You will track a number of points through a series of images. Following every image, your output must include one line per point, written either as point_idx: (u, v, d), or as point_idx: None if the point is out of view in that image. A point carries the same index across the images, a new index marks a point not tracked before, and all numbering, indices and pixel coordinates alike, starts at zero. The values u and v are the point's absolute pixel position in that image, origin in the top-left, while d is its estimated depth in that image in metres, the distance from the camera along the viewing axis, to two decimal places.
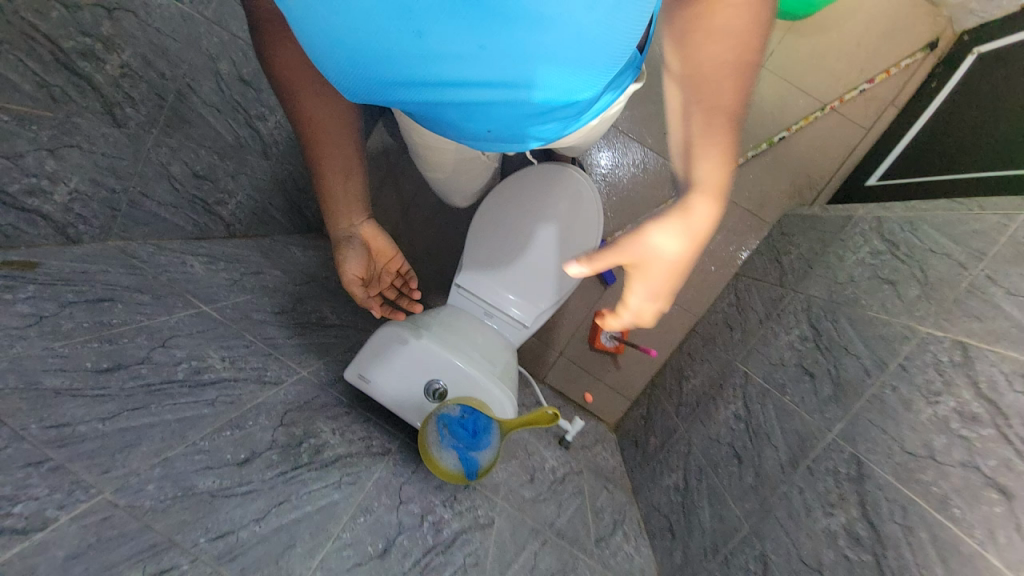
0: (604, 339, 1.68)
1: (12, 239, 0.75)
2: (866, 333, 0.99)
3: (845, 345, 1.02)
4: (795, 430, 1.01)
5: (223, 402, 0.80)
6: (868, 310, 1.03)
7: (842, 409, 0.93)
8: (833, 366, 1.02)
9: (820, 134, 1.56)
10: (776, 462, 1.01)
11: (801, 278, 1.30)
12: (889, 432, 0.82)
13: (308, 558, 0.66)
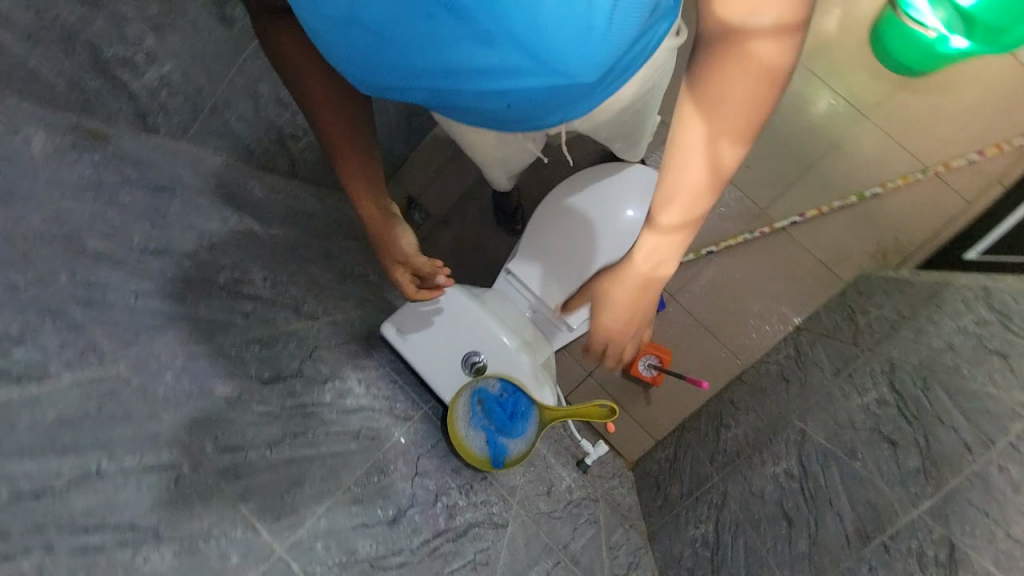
0: (642, 368, 1.55)
1: (93, 108, 0.72)
2: (967, 405, 0.83)
3: (938, 415, 0.87)
4: (868, 501, 0.89)
5: (256, 318, 0.74)
6: (970, 382, 0.85)
7: (933, 485, 0.80)
8: (921, 435, 0.87)
9: (917, 197, 1.46)
10: (839, 533, 0.90)
11: (882, 339, 1.18)
12: (991, 514, 0.69)
13: (314, 502, 0.56)
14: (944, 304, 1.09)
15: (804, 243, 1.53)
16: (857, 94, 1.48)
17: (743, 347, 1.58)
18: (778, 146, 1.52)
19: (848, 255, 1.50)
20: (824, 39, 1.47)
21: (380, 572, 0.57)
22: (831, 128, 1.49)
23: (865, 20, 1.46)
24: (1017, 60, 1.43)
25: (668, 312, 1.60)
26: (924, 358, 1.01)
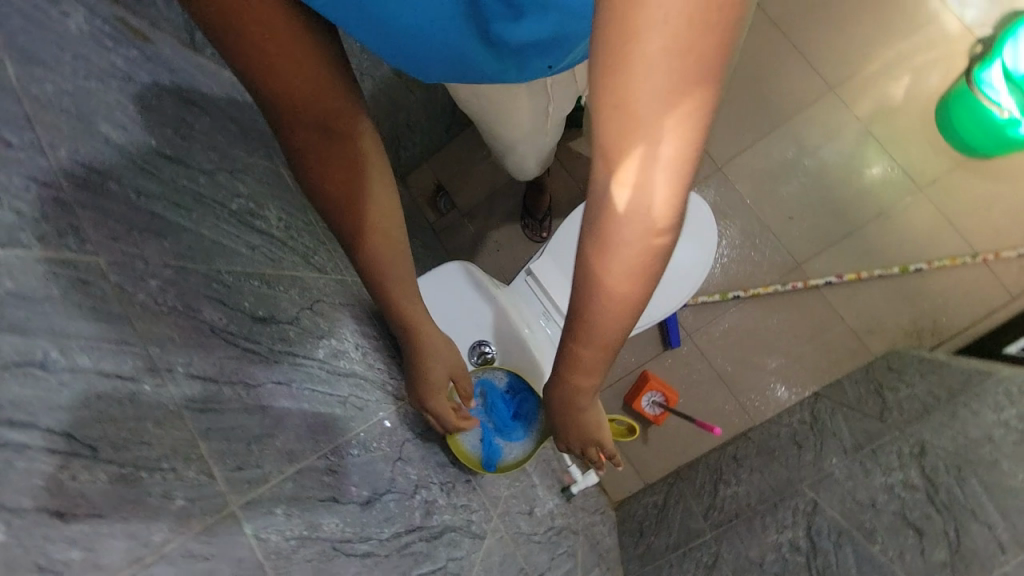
0: (645, 403, 1.47)
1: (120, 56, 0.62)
2: (1003, 498, 0.75)
3: (972, 508, 0.78)
4: None
5: (262, 254, 0.68)
6: (1006, 475, 0.77)
7: None
8: (951, 527, 0.78)
9: (961, 281, 1.40)
10: None
11: (911, 420, 1.07)
12: None
13: (284, 461, 0.48)
14: (982, 391, 1.00)
15: (836, 306, 1.46)
16: (913, 165, 1.43)
17: (754, 402, 1.49)
18: (824, 203, 1.47)
19: (880, 326, 1.44)
20: (887, 104, 1.44)
21: (342, 557, 0.48)
22: (881, 194, 1.44)
23: (931, 92, 1.43)
24: None
25: (681, 351, 1.53)
26: (958, 441, 0.91)
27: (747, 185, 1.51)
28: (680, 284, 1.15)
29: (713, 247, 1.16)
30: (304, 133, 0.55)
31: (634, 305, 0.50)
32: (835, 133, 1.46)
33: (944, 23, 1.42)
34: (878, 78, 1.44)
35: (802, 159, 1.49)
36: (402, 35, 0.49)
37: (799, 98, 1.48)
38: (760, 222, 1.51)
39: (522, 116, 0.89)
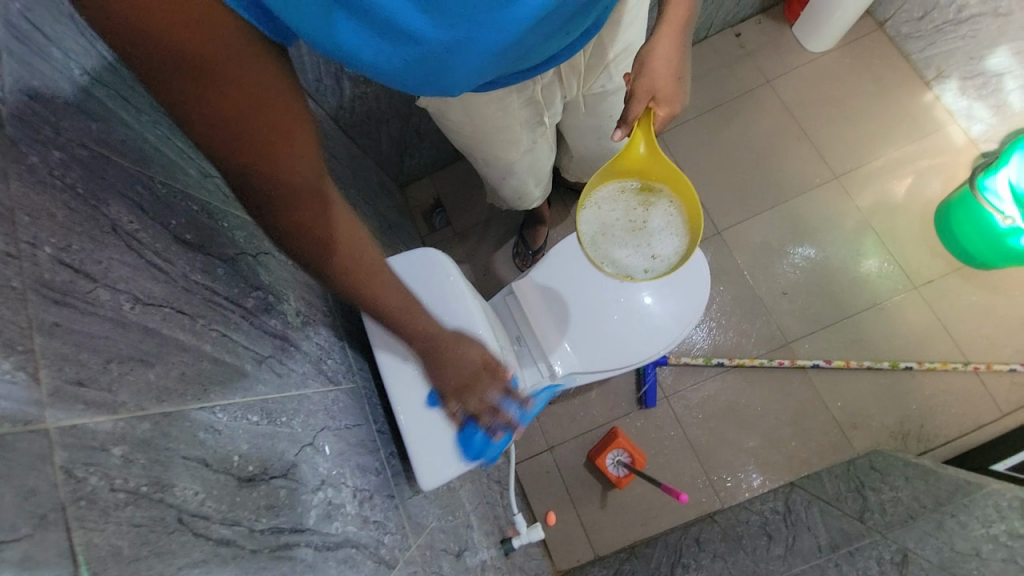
0: (609, 462, 1.35)
1: None
2: None
3: None
4: None
5: (214, 186, 0.60)
6: None
7: None
8: None
9: (951, 389, 1.36)
10: None
11: (894, 525, 0.96)
12: None
13: (148, 397, 0.38)
14: (972, 503, 0.91)
15: (822, 392, 1.39)
16: (910, 264, 1.43)
17: (725, 481, 1.38)
18: (819, 284, 1.45)
19: (866, 422, 1.37)
20: (888, 201, 1.46)
21: (187, 535, 0.36)
22: (877, 287, 1.42)
23: (932, 198, 1.45)
24: None
25: (656, 412, 1.43)
26: (942, 554, 0.81)
27: (745, 254, 1.48)
28: (656, 330, 1.09)
29: (700, 302, 1.10)
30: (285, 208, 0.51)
31: (680, 56, 0.76)
32: (835, 219, 1.47)
33: (949, 134, 1.47)
34: (882, 175, 1.48)
35: (801, 239, 1.47)
36: (437, 66, 0.51)
37: (804, 180, 1.50)
38: (753, 293, 1.46)
39: (511, 137, 0.86)
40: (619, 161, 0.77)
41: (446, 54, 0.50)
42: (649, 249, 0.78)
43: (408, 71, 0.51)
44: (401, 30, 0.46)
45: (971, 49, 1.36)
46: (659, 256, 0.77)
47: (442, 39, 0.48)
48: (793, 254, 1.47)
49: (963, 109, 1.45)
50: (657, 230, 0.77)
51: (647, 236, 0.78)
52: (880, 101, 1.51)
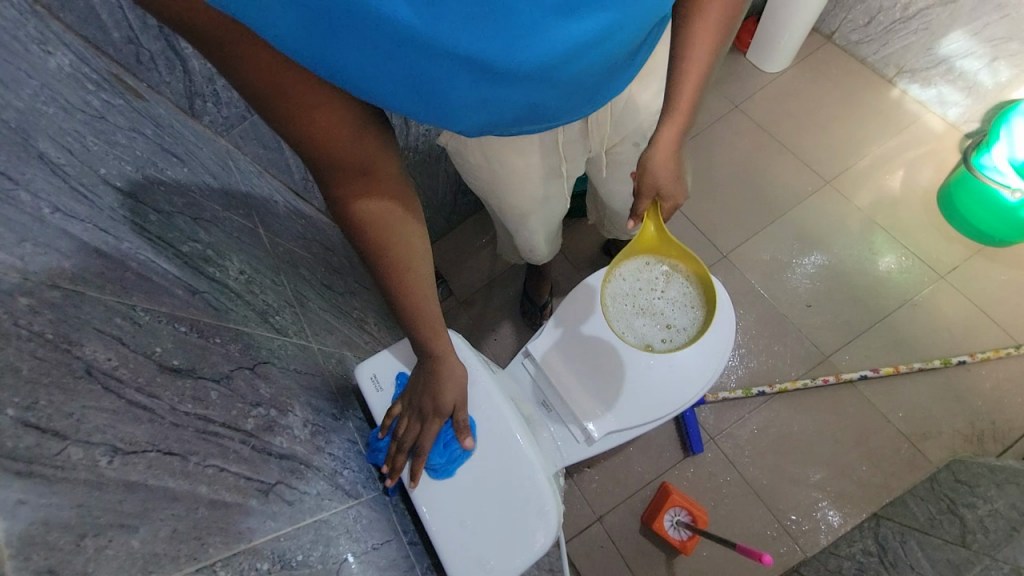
0: (667, 525, 1.21)
1: (112, 141, 0.59)
2: None
3: None
4: None
5: (204, 301, 0.56)
6: None
7: None
8: None
9: (1012, 378, 1.26)
10: None
11: (998, 543, 0.83)
12: None
13: (133, 571, 0.32)
14: None
15: (878, 405, 1.28)
16: (928, 254, 1.38)
17: (800, 524, 1.23)
18: (842, 291, 1.38)
19: (934, 430, 1.25)
20: (886, 195, 1.44)
21: None
22: (900, 284, 1.36)
23: (929, 184, 1.43)
24: None
25: (706, 458, 1.30)
26: None
27: (757, 272, 1.43)
28: (686, 370, 1.01)
29: (728, 332, 1.03)
30: (337, 176, 0.54)
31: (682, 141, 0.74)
32: (839, 223, 1.44)
33: (927, 122, 1.49)
34: (873, 172, 1.47)
35: (810, 247, 1.43)
36: (428, 108, 0.48)
37: (797, 190, 1.49)
38: (776, 311, 1.39)
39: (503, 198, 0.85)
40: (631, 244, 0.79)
41: (439, 97, 0.47)
42: (666, 321, 0.77)
43: (401, 108, 0.48)
44: (396, 62, 0.43)
45: (927, 40, 1.41)
46: (677, 327, 0.76)
47: (435, 85, 0.45)
48: (806, 264, 1.42)
49: (933, 97, 1.48)
50: (675, 302, 0.77)
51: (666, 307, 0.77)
52: (853, 103, 1.54)
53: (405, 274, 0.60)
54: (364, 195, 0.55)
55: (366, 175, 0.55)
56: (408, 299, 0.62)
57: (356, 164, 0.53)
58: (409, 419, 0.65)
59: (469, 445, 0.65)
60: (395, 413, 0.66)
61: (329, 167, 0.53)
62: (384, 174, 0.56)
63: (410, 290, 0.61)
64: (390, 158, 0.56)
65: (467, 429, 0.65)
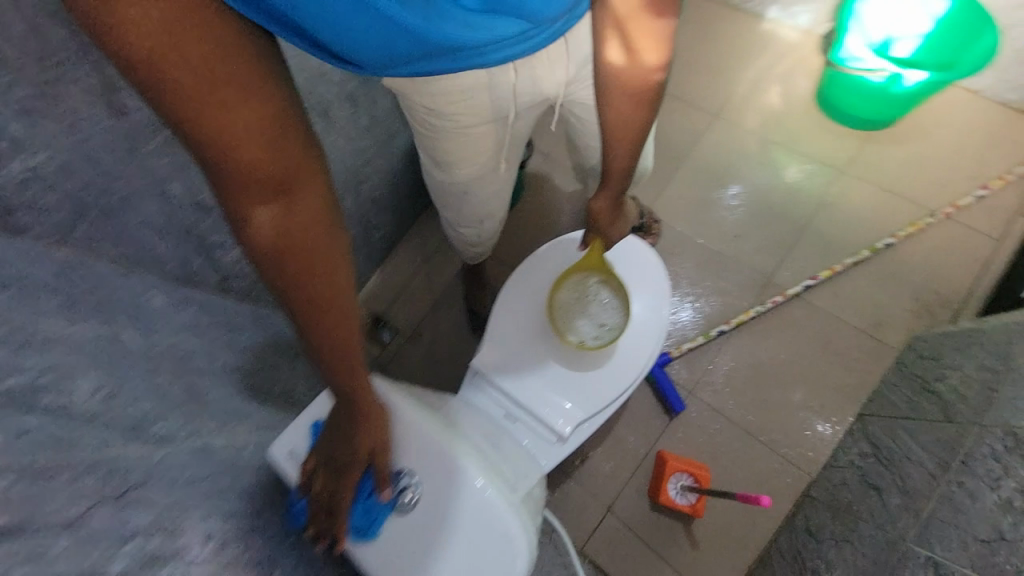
0: (674, 494, 1.17)
1: None
2: None
3: None
4: None
5: (34, 441, 0.49)
6: None
7: None
8: None
9: (936, 245, 1.30)
10: None
11: (982, 407, 0.84)
12: None
13: None
14: None
15: (828, 308, 1.30)
16: (826, 155, 1.42)
17: (796, 448, 1.22)
18: (763, 213, 1.41)
19: (886, 315, 1.27)
20: (771, 112, 1.49)
21: None
22: (810, 190, 1.40)
23: (804, 91, 1.49)
24: (976, 103, 1.39)
25: (690, 414, 1.28)
26: None
27: (681, 219, 1.44)
28: (643, 329, 0.98)
29: (662, 288, 1.00)
30: (244, 187, 0.49)
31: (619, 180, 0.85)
32: (740, 150, 1.47)
33: (785, 36, 1.56)
34: (753, 95, 1.51)
35: (720, 181, 1.45)
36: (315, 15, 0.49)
37: (691, 131, 1.51)
38: (711, 251, 1.40)
39: None
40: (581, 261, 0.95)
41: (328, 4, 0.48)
42: (600, 320, 0.95)
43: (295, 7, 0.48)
44: None
45: None
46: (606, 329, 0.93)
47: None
48: (723, 198, 1.44)
49: (783, 13, 1.55)
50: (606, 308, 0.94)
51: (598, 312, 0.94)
52: (715, 37, 1.59)
53: (325, 308, 0.56)
54: (284, 213, 0.52)
55: (284, 194, 0.51)
56: (330, 334, 0.58)
57: (273, 180, 0.50)
58: (324, 477, 0.62)
59: (387, 498, 0.61)
60: (308, 473, 0.62)
61: (239, 180, 0.49)
62: (304, 195, 0.53)
63: (340, 323, 0.58)
64: (314, 179, 0.54)
65: (387, 479, 0.62)
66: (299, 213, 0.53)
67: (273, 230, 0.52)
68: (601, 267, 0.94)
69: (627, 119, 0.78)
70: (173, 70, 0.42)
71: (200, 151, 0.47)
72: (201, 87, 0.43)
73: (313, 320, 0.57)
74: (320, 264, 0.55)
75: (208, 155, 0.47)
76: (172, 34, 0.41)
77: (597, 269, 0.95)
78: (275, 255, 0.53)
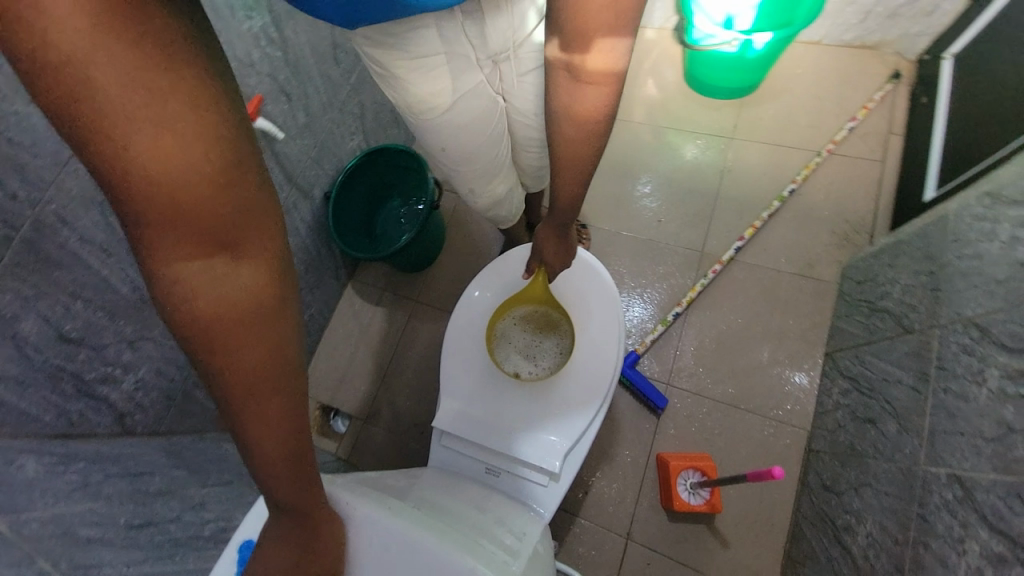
0: (685, 495, 1.10)
1: None
2: None
3: None
4: None
5: None
6: None
7: None
8: None
9: (833, 179, 1.39)
10: None
11: (932, 310, 0.87)
12: None
13: None
14: (958, 239, 0.86)
15: (763, 263, 1.33)
16: (714, 127, 1.51)
17: (785, 407, 1.20)
18: (677, 193, 1.45)
19: (815, 254, 1.32)
20: (654, 103, 1.57)
21: None
22: (711, 161, 1.47)
23: (676, 78, 1.59)
24: (823, 48, 1.52)
25: (675, 406, 1.23)
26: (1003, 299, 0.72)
27: (605, 219, 1.44)
28: (600, 358, 0.86)
29: (609, 297, 0.89)
30: (178, 233, 0.40)
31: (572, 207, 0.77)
32: (637, 142, 1.53)
33: (642, 35, 1.67)
34: (632, 92, 1.60)
35: (629, 174, 1.49)
36: None
37: None
38: (642, 241, 1.40)
39: None
40: (522, 293, 0.90)
41: None
42: (537, 358, 0.91)
43: None
44: None
45: None
46: (543, 366, 0.90)
47: None
48: (637, 189, 1.47)
49: None
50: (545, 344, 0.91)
51: (537, 347, 0.91)
52: None
53: (275, 392, 0.44)
54: (232, 270, 0.42)
55: (230, 252, 0.42)
56: (283, 427, 0.45)
57: (219, 232, 0.41)
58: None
59: None
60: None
61: (170, 231, 0.39)
62: (255, 255, 0.43)
63: (292, 412, 0.46)
64: (267, 233, 0.44)
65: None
66: (242, 273, 0.43)
67: (205, 296, 0.41)
68: (542, 300, 0.90)
69: (575, 148, 0.69)
70: (106, 80, 0.34)
71: (123, 196, 0.37)
72: (140, 114, 0.35)
73: (248, 408, 0.44)
74: (266, 338, 0.44)
75: (135, 198, 0.37)
76: (118, 48, 0.34)
77: (540, 302, 0.91)
78: (210, 326, 0.42)
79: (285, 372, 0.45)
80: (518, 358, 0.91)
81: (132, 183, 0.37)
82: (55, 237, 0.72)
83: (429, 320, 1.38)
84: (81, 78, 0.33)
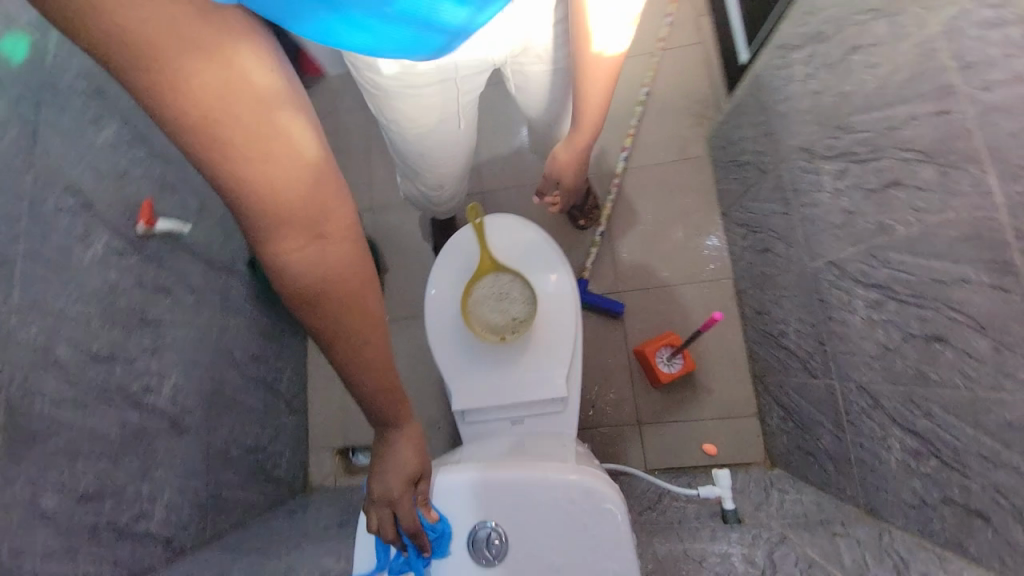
0: (665, 369, 1.31)
1: None
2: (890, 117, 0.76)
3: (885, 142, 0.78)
4: (933, 252, 0.71)
5: None
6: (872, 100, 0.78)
7: (950, 178, 0.66)
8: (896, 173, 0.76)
9: (673, 71, 1.59)
10: (958, 294, 0.67)
11: (776, 151, 1.10)
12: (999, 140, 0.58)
13: None
14: (775, 91, 1.07)
15: (649, 162, 1.53)
16: None
17: (709, 268, 1.44)
18: None
19: (684, 138, 1.54)
20: None
21: None
22: None
23: None
24: None
25: (630, 306, 1.43)
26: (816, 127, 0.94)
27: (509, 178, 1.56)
28: (557, 296, 1.00)
29: (544, 244, 1.02)
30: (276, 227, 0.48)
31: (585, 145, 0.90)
32: None
33: None
34: None
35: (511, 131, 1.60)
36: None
37: None
38: None
39: None
40: (474, 273, 1.00)
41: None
42: (512, 315, 0.98)
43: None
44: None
45: None
46: (517, 321, 0.97)
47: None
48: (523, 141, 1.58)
49: None
50: (513, 302, 0.98)
51: (506, 307, 0.98)
52: None
53: (369, 344, 0.57)
54: (325, 257, 0.51)
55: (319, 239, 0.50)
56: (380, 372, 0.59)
57: (312, 225, 0.49)
58: (377, 508, 0.66)
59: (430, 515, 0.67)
60: (366, 512, 0.67)
61: (273, 227, 0.48)
62: (340, 241, 0.52)
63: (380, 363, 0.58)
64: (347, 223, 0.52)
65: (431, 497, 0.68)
66: (333, 254, 0.52)
67: (305, 276, 0.51)
68: (493, 269, 1.00)
69: (594, 97, 0.79)
70: (212, 105, 0.40)
71: (236, 198, 0.45)
72: (244, 132, 0.42)
73: (348, 356, 0.57)
74: (356, 309, 0.55)
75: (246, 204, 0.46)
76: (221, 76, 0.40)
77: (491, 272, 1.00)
78: (309, 299, 0.52)
79: (371, 329, 0.57)
80: (496, 323, 0.98)
81: (245, 195, 0.45)
82: (33, 416, 0.72)
83: (398, 332, 1.46)
84: (198, 104, 0.40)
